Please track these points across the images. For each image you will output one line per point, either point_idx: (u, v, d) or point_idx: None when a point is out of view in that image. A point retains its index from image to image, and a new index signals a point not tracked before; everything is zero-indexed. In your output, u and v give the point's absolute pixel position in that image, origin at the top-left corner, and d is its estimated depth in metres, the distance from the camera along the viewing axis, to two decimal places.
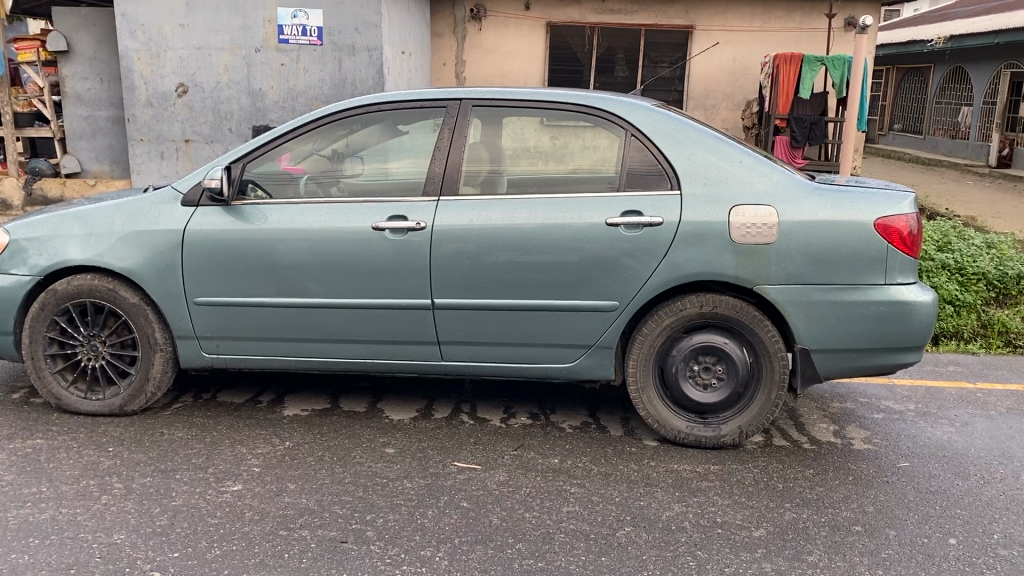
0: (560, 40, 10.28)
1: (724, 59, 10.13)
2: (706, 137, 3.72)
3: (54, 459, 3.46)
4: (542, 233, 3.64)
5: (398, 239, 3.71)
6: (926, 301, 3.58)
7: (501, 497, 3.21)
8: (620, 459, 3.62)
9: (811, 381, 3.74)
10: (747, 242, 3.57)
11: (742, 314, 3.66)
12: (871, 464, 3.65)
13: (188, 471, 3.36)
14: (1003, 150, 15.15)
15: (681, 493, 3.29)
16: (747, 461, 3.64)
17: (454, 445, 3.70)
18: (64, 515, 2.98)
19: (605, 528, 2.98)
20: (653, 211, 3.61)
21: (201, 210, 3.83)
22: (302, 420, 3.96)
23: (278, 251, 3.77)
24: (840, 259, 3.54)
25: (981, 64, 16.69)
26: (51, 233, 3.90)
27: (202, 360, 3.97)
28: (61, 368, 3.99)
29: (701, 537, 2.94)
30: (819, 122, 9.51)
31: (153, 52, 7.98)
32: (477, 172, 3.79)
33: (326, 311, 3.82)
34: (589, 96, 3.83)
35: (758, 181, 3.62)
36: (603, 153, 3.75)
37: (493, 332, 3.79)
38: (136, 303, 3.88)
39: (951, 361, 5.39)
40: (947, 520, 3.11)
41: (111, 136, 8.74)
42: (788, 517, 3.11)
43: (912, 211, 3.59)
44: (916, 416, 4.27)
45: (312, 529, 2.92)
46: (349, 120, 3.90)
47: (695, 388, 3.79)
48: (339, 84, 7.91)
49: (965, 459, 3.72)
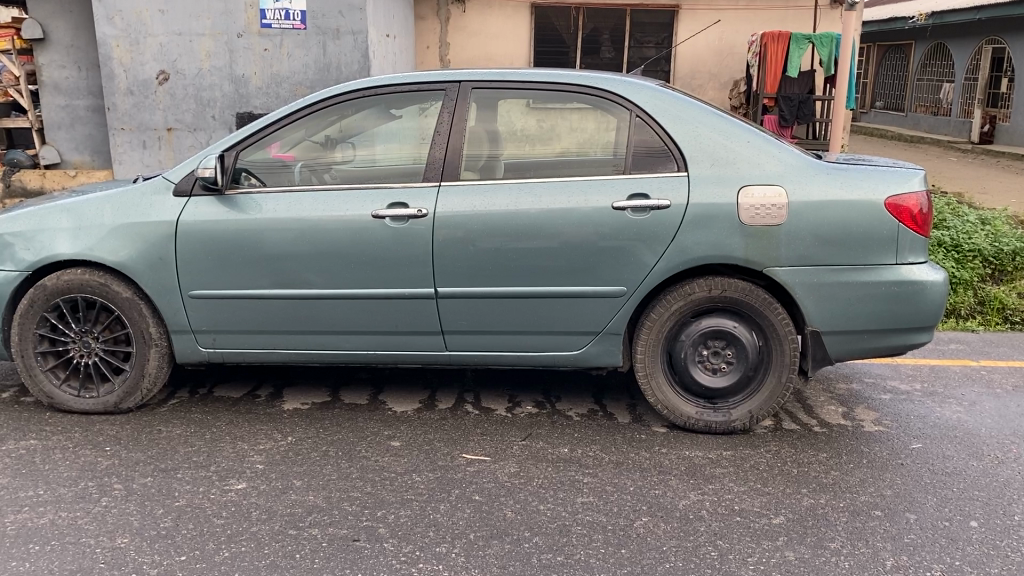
0: (546, 22, 10.15)
1: (711, 38, 10.00)
2: (711, 117, 3.64)
3: (50, 460, 3.35)
4: (547, 219, 3.55)
5: (398, 227, 3.61)
6: (937, 281, 3.54)
7: (513, 490, 3.14)
8: (631, 446, 3.57)
9: (822, 363, 3.70)
10: (756, 224, 3.50)
11: (751, 297, 3.60)
12: (884, 446, 3.62)
13: (190, 470, 3.26)
14: (985, 126, 15.20)
15: (696, 481, 3.23)
16: (759, 446, 3.59)
17: (461, 437, 3.62)
18: (64, 519, 2.87)
19: (622, 519, 2.92)
20: (659, 194, 3.53)
21: (194, 200, 3.71)
22: (303, 414, 3.87)
23: (275, 242, 3.66)
24: (851, 240, 3.48)
25: (962, 40, 16.72)
26: (38, 226, 3.76)
27: (198, 354, 3.86)
28: (52, 365, 3.86)
29: (720, 526, 2.89)
30: (807, 101, 9.41)
31: (132, 39, 7.78)
32: (477, 156, 3.70)
33: (324, 302, 3.72)
34: (591, 76, 3.73)
35: (766, 161, 3.55)
36: (592, 136, 3.69)
37: (498, 320, 3.71)
38: (130, 298, 3.76)
39: (952, 340, 5.36)
40: (966, 503, 3.09)
41: (90, 126, 8.54)
42: (806, 503, 3.07)
43: (922, 189, 3.54)
44: (923, 396, 4.24)
45: (322, 528, 2.84)
46: (342, 105, 3.79)
47: (704, 373, 3.73)
48: (324, 69, 7.75)
49: (977, 439, 3.69)
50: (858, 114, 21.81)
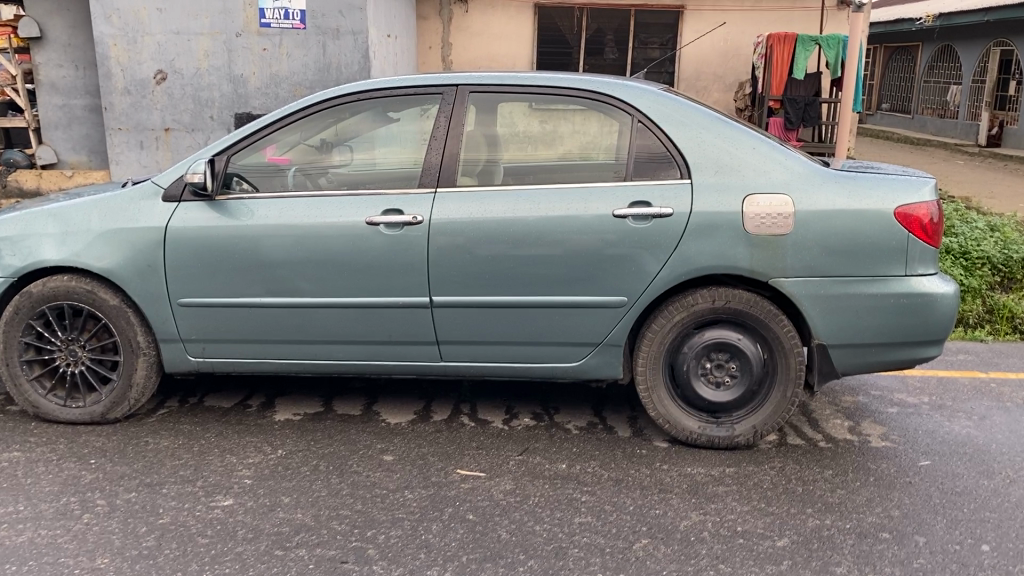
0: (549, 22, 10.05)
1: (717, 39, 9.89)
2: (716, 123, 3.54)
3: (32, 474, 3.25)
4: (545, 227, 3.45)
5: (393, 234, 3.51)
6: (947, 294, 3.43)
7: (508, 509, 3.04)
8: (631, 462, 3.46)
9: (829, 377, 3.59)
10: (761, 233, 3.39)
11: (756, 309, 3.49)
12: (892, 463, 3.51)
13: (176, 484, 3.16)
14: (992, 129, 15.09)
15: (697, 500, 3.13)
16: (763, 463, 3.49)
17: (456, 451, 3.52)
18: (42, 538, 2.77)
19: (621, 541, 2.82)
20: (661, 202, 3.42)
21: (183, 206, 3.61)
22: (295, 426, 3.77)
23: (266, 249, 3.56)
24: (859, 250, 3.37)
25: (970, 42, 16.56)
26: (24, 232, 3.67)
27: (188, 364, 3.76)
28: (38, 374, 3.77)
29: (722, 549, 2.79)
30: (813, 104, 9.29)
31: (130, 38, 7.69)
32: (475, 161, 3.59)
33: (317, 311, 3.62)
34: (592, 81, 3.62)
35: (772, 168, 3.44)
36: (594, 139, 3.57)
37: (494, 331, 3.60)
38: (117, 306, 3.66)
39: (959, 350, 5.25)
40: (977, 525, 2.98)
41: (87, 125, 8.45)
42: (812, 524, 2.97)
43: (932, 199, 3.43)
44: (931, 410, 4.13)
45: (309, 548, 2.74)
46: (338, 108, 3.69)
47: (707, 387, 3.63)
48: (323, 69, 7.66)
49: (988, 456, 3.58)
50: (864, 116, 21.66)
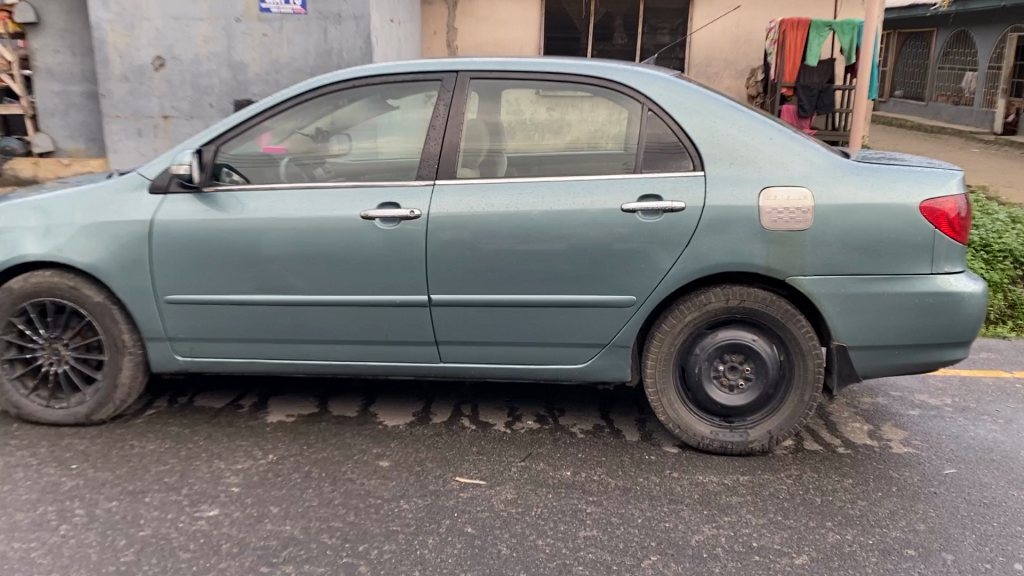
0: (557, 7, 9.82)
1: (729, 24, 9.63)
2: (732, 111, 3.34)
3: (9, 481, 3.10)
4: (550, 221, 3.26)
5: (388, 229, 3.33)
6: (976, 293, 3.23)
7: (509, 521, 2.87)
8: (639, 470, 3.29)
9: (849, 381, 3.40)
10: (779, 229, 3.20)
11: (772, 308, 3.30)
12: (915, 471, 3.33)
13: (160, 493, 3.00)
14: (1009, 117, 14.65)
15: (710, 512, 2.95)
16: (779, 470, 3.31)
17: (455, 456, 3.35)
18: (14, 551, 2.62)
19: (628, 558, 2.65)
20: (674, 195, 3.23)
21: (170, 198, 3.44)
22: (287, 428, 3.61)
23: (258, 244, 3.38)
24: (883, 247, 3.18)
25: (987, 28, 16.18)
26: (5, 225, 3.51)
27: (176, 363, 3.60)
28: (20, 374, 3.62)
29: (736, 567, 2.61)
30: (827, 90, 9.00)
31: (127, 23, 7.50)
32: (477, 151, 3.41)
33: (311, 309, 3.45)
34: (599, 66, 3.42)
35: (791, 160, 3.24)
36: (603, 128, 3.39)
37: (496, 331, 3.43)
38: (102, 303, 3.50)
39: (982, 348, 5.04)
40: (1009, 541, 2.80)
41: (85, 113, 8.29)
42: (831, 539, 2.79)
43: (960, 192, 3.23)
44: (954, 412, 3.94)
45: (297, 565, 2.58)
46: (336, 94, 3.50)
47: (720, 390, 3.45)
48: (324, 55, 7.46)
49: (1017, 463, 3.39)
50: (877, 104, 21.32)
